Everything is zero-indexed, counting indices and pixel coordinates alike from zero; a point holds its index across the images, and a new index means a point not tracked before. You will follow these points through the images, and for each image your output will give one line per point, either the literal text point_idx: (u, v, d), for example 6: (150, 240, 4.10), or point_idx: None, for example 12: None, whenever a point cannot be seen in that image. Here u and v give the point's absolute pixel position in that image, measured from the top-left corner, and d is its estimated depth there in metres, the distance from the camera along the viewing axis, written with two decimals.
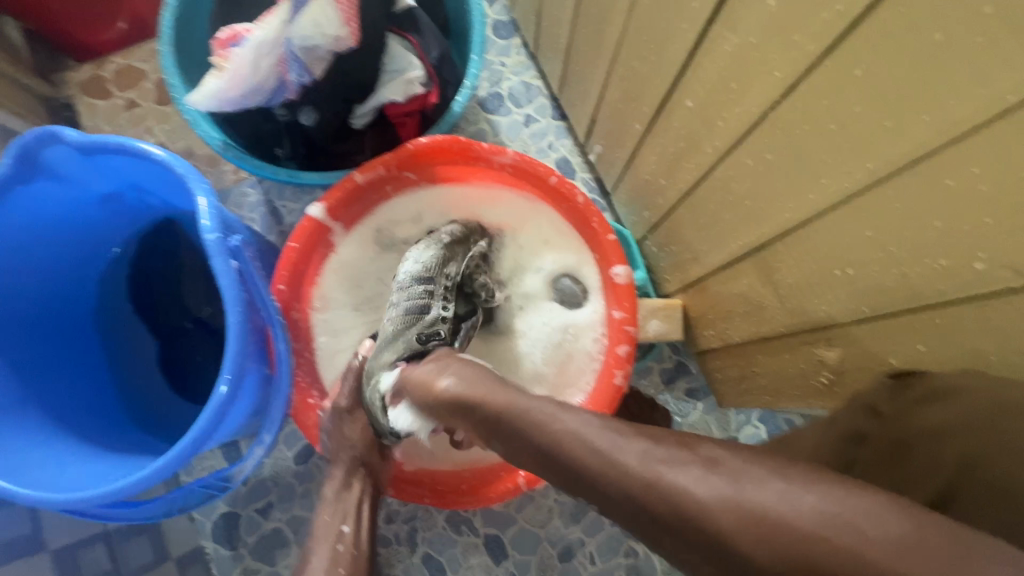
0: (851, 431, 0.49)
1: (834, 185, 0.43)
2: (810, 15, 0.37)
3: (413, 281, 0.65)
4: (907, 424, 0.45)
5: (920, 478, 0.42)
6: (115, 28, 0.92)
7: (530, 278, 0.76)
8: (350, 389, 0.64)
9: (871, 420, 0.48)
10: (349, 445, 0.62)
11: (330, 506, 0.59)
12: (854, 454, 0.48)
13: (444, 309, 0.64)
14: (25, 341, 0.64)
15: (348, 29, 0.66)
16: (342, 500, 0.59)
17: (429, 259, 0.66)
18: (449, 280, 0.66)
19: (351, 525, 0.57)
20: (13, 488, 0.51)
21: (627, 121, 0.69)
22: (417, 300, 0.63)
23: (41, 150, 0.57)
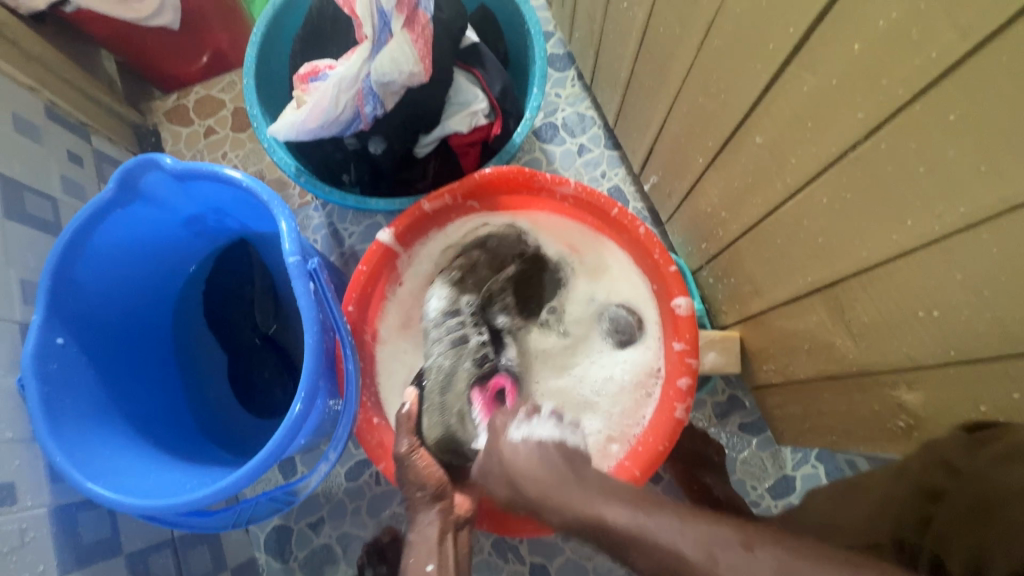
0: (929, 490, 0.47)
1: (919, 227, 0.42)
2: (900, 61, 0.38)
3: (444, 317, 0.72)
4: (985, 482, 0.43)
5: (997, 541, 0.40)
6: (199, 63, 0.98)
7: (584, 309, 0.77)
8: (406, 437, 0.64)
9: (946, 478, 0.46)
10: (422, 484, 0.61)
11: (413, 549, 0.56)
12: (928, 513, 0.46)
13: (480, 335, 0.72)
14: (113, 353, 0.68)
15: (422, 65, 0.70)
16: (425, 538, 0.56)
17: (449, 294, 0.74)
18: (472, 308, 0.73)
19: (434, 564, 0.54)
20: (106, 494, 0.54)
21: (689, 155, 0.70)
22: (454, 333, 0.71)
23: (142, 176, 0.62)
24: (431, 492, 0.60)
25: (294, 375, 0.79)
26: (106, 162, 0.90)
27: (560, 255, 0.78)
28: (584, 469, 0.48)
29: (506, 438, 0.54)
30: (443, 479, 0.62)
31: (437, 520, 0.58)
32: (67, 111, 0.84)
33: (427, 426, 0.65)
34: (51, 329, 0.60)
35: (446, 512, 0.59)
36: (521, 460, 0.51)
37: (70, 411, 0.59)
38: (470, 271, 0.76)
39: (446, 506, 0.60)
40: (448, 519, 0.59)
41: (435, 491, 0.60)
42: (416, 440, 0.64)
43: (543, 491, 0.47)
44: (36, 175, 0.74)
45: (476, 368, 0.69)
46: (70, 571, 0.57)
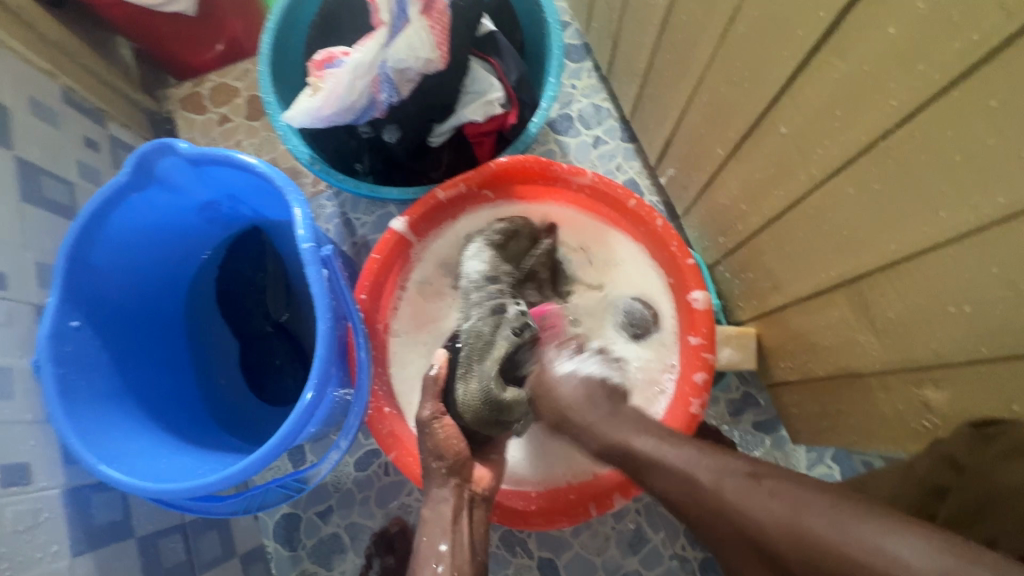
0: (931, 484, 0.50)
1: (953, 219, 0.41)
2: (939, 45, 0.36)
3: (483, 281, 0.71)
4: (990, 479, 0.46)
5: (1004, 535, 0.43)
6: (214, 50, 0.98)
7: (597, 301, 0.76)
8: (429, 402, 0.63)
9: (948, 475, 0.49)
10: (439, 455, 0.60)
11: (427, 525, 0.55)
12: (935, 506, 0.49)
13: (518, 304, 0.69)
14: (127, 337, 0.69)
15: (439, 53, 0.69)
16: (438, 517, 0.55)
17: (490, 258, 0.72)
18: (512, 277, 0.73)
19: (448, 543, 0.53)
20: (119, 476, 0.54)
21: (708, 146, 0.69)
22: (493, 299, 0.70)
23: (158, 159, 0.62)
24: (449, 468, 0.59)
25: (305, 363, 0.79)
26: (121, 148, 0.90)
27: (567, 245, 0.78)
28: (620, 406, 0.55)
29: (556, 367, 0.60)
30: (461, 455, 0.61)
31: (451, 498, 0.58)
32: (84, 96, 0.84)
33: (460, 395, 0.64)
34: (66, 311, 0.60)
35: (462, 491, 0.59)
36: (569, 390, 0.57)
37: (85, 394, 0.60)
38: (511, 237, 0.74)
39: (461, 487, 0.59)
40: (464, 500, 0.58)
41: (452, 472, 0.59)
42: (439, 404, 0.63)
43: (587, 418, 0.54)
44: (52, 159, 0.74)
45: (514, 335, 0.66)
46: (82, 552, 0.57)
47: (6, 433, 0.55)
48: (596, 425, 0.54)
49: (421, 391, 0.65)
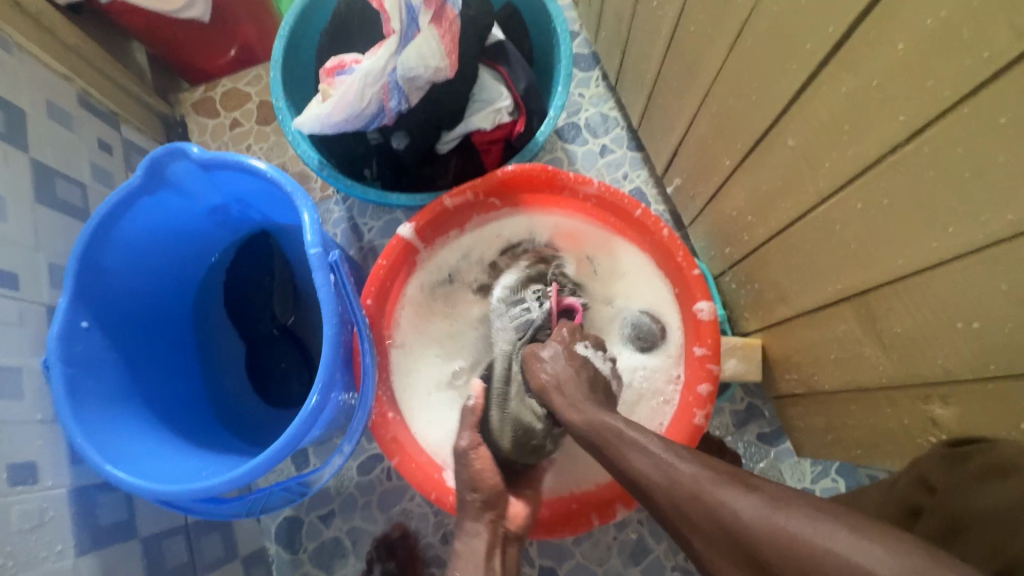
0: (908, 505, 0.48)
1: (962, 235, 0.41)
2: (949, 61, 0.36)
3: (507, 305, 0.74)
4: (962, 497, 0.44)
5: (969, 548, 0.41)
6: (227, 56, 0.99)
7: (604, 311, 0.76)
8: (467, 431, 0.63)
9: (926, 495, 0.47)
10: (473, 487, 0.58)
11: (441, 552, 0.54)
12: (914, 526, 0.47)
13: (537, 306, 0.73)
14: (136, 339, 0.69)
15: (448, 61, 0.70)
16: (472, 553, 0.53)
17: (513, 282, 0.75)
18: (537, 290, 0.74)
19: (456, 568, 0.52)
20: (126, 477, 0.55)
21: (715, 157, 0.69)
22: (518, 317, 0.72)
23: (169, 163, 0.62)
24: (479, 502, 0.58)
25: (310, 367, 0.79)
26: (134, 151, 0.91)
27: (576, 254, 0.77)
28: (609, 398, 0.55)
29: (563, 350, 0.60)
30: (497, 489, 0.59)
31: (484, 533, 0.56)
32: (99, 99, 0.86)
33: (494, 424, 0.65)
34: (76, 312, 0.61)
35: (495, 523, 0.57)
36: (555, 373, 0.58)
37: (93, 394, 0.60)
38: (539, 262, 0.76)
39: (495, 522, 0.58)
40: (497, 536, 0.56)
41: (484, 505, 0.57)
42: (478, 442, 0.62)
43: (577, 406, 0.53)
44: (67, 162, 0.75)
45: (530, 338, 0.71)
46: (86, 552, 0.58)
47: (15, 432, 0.55)
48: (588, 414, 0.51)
49: (461, 423, 0.64)
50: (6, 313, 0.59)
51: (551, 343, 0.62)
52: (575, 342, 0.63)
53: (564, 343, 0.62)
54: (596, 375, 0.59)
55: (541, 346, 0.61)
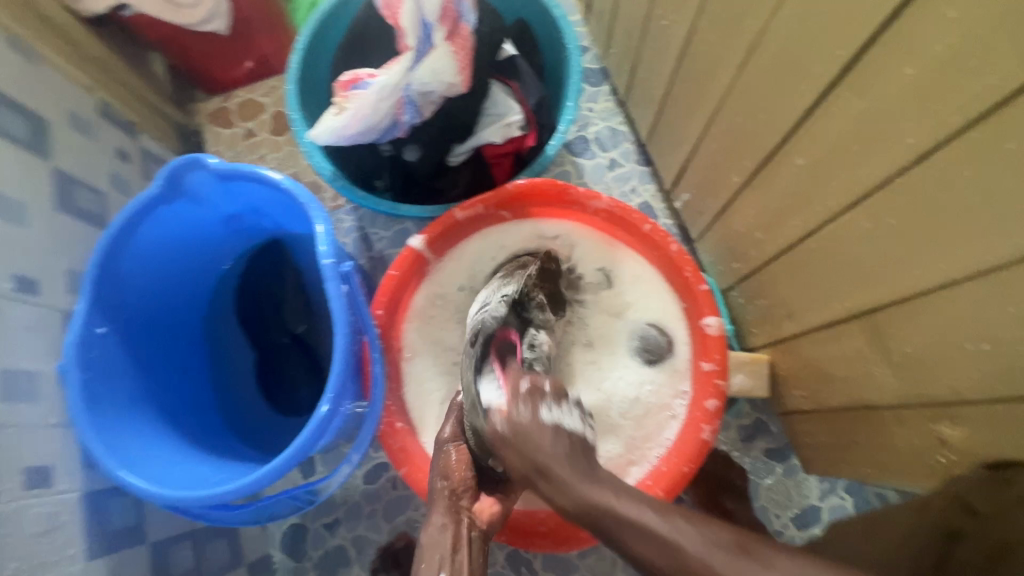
0: (944, 527, 0.51)
1: (971, 257, 0.41)
2: (958, 87, 0.37)
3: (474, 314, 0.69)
4: (1006, 525, 0.47)
5: None
6: (242, 67, 1.01)
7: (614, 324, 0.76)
8: (450, 423, 0.65)
9: (966, 519, 0.50)
10: (444, 475, 0.61)
11: (425, 551, 0.54)
12: (948, 552, 0.50)
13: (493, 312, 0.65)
14: (149, 345, 0.70)
15: (461, 76, 0.72)
16: (438, 542, 0.54)
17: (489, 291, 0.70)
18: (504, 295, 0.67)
19: (449, 572, 0.52)
20: (138, 483, 0.55)
21: (724, 173, 0.69)
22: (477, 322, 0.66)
23: (187, 174, 0.64)
24: (448, 491, 0.59)
25: (319, 375, 0.80)
26: (151, 160, 0.93)
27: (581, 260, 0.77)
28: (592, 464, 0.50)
29: (534, 414, 0.52)
30: (465, 477, 0.61)
31: (450, 524, 0.56)
32: (118, 109, 0.88)
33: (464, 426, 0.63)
34: (92, 318, 0.62)
35: (458, 512, 0.58)
36: (546, 442, 0.50)
37: (107, 399, 0.61)
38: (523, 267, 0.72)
39: (460, 515, 0.58)
40: (460, 529, 0.56)
41: (450, 497, 0.59)
42: (457, 444, 0.63)
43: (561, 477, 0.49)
44: (86, 170, 0.77)
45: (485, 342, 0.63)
46: (96, 557, 0.58)
47: (31, 436, 0.56)
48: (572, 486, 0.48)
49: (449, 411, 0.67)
50: (26, 319, 0.60)
51: (521, 398, 0.54)
52: (542, 406, 0.53)
53: (533, 404, 0.53)
54: (573, 440, 0.51)
55: (508, 407, 0.53)
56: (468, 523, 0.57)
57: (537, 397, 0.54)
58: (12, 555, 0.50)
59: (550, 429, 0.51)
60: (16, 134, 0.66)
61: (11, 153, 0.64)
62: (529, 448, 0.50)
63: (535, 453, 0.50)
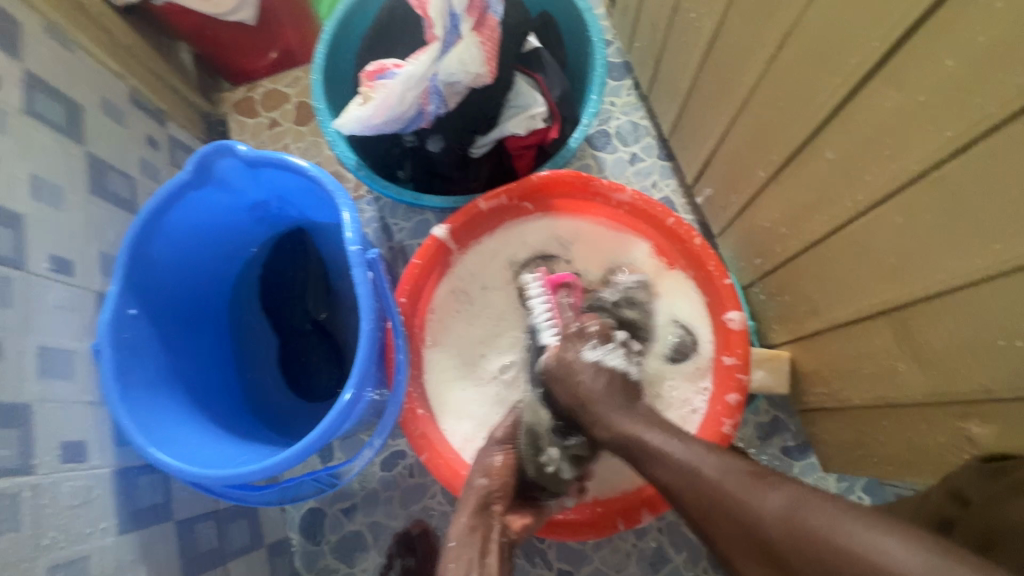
0: (939, 516, 0.51)
1: (1008, 252, 0.41)
2: (1000, 79, 0.37)
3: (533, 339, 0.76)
4: (999, 511, 0.46)
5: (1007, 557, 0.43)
6: (267, 58, 1.02)
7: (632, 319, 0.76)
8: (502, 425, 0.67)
9: (958, 509, 0.49)
10: (485, 474, 0.62)
11: (454, 552, 0.54)
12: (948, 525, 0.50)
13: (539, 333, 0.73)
14: (177, 327, 0.72)
15: (487, 67, 0.72)
16: (469, 543, 0.55)
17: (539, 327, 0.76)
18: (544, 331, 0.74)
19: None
20: (169, 460, 0.57)
21: (749, 169, 0.69)
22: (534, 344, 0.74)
23: (217, 160, 0.65)
24: (484, 491, 0.61)
25: (341, 362, 0.80)
26: (178, 147, 0.94)
27: (608, 255, 0.78)
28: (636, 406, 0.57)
29: (579, 351, 0.63)
30: (505, 482, 0.62)
31: (476, 526, 0.57)
32: (148, 97, 0.89)
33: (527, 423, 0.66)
34: (125, 300, 0.63)
35: (490, 518, 0.59)
36: (591, 380, 0.60)
37: (137, 379, 0.63)
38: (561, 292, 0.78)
39: (494, 520, 0.59)
40: (490, 531, 0.57)
41: (483, 498, 0.60)
42: (509, 449, 0.65)
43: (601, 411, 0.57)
44: (117, 156, 0.78)
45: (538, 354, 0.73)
46: (127, 531, 0.60)
47: (66, 412, 0.58)
48: (609, 419, 0.56)
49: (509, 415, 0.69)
50: (61, 298, 0.61)
51: (575, 340, 0.65)
52: (589, 347, 0.63)
53: (580, 344, 0.64)
54: (614, 373, 0.60)
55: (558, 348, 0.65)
56: (501, 528, 0.59)
57: (585, 339, 0.64)
58: (49, 526, 0.52)
59: (592, 367, 0.61)
60: (52, 119, 0.67)
61: (47, 137, 0.66)
62: (577, 387, 0.60)
63: (579, 382, 0.60)
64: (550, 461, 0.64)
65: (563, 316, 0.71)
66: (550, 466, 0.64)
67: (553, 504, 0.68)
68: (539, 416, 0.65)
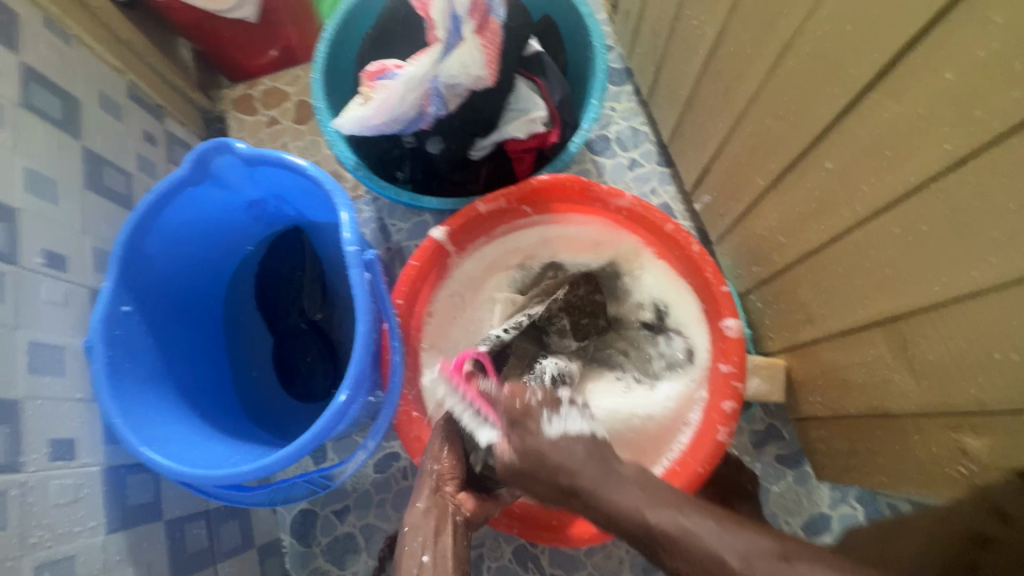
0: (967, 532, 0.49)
1: (1004, 265, 0.41)
2: (1000, 93, 0.37)
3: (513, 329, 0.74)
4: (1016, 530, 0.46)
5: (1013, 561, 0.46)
6: (268, 56, 1.02)
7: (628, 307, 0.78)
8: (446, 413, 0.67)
9: (995, 525, 0.48)
10: (434, 459, 0.63)
11: (414, 533, 0.57)
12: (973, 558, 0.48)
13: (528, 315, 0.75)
14: (170, 325, 0.71)
15: (489, 70, 0.72)
16: (421, 524, 0.57)
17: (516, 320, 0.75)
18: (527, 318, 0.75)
19: (430, 556, 0.55)
20: (159, 460, 0.56)
21: (748, 177, 0.69)
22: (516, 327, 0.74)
23: (214, 157, 0.64)
24: (436, 475, 0.62)
25: (336, 363, 0.80)
26: (176, 143, 0.94)
27: (593, 251, 0.79)
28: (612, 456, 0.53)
29: (539, 430, 0.55)
30: (454, 468, 0.63)
31: (432, 508, 0.59)
32: (146, 92, 0.89)
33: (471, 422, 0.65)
34: (118, 297, 0.63)
35: (442, 500, 0.60)
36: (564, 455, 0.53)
37: (129, 376, 0.62)
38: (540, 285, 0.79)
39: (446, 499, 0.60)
40: (444, 512, 0.58)
41: (433, 482, 0.61)
42: (453, 439, 0.64)
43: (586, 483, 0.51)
44: (115, 151, 0.78)
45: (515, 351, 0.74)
46: (116, 530, 0.59)
47: (55, 409, 0.57)
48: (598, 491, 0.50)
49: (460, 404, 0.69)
50: (54, 293, 0.61)
51: (539, 407, 0.56)
52: (554, 417, 0.56)
53: (535, 424, 0.55)
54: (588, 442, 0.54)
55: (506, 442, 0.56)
56: (455, 507, 0.59)
57: (525, 427, 0.55)
58: (37, 525, 0.52)
59: (561, 442, 0.54)
60: (50, 113, 0.67)
61: (43, 130, 0.65)
62: (554, 467, 0.52)
63: (559, 466, 0.52)
64: (489, 446, 0.65)
65: (501, 397, 0.58)
66: (488, 451, 0.65)
67: (506, 492, 0.66)
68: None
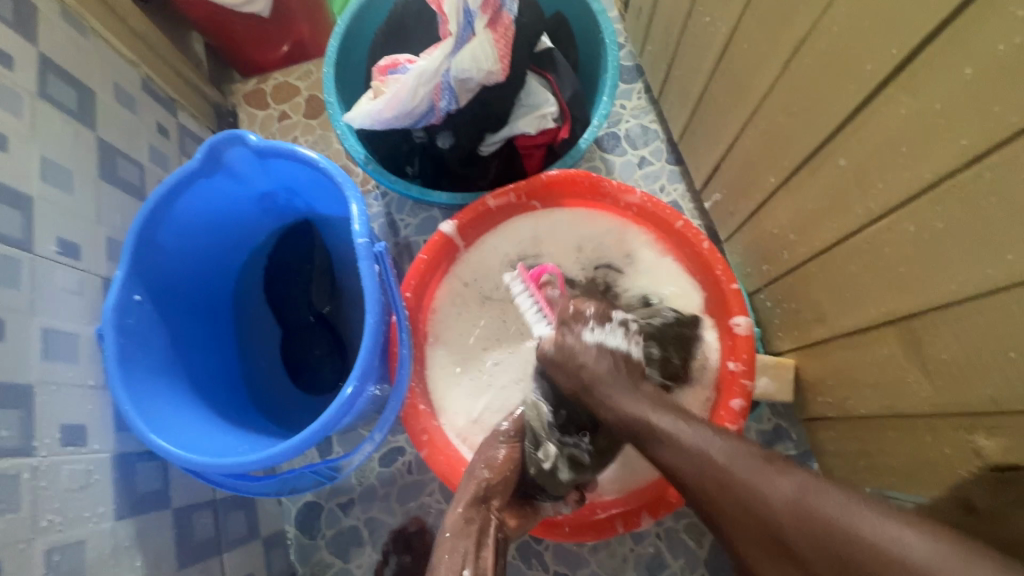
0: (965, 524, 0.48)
1: (1021, 262, 0.41)
2: (1019, 88, 0.37)
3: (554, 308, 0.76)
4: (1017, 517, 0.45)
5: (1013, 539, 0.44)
6: (280, 51, 1.02)
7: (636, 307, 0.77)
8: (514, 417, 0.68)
9: (988, 513, 0.47)
10: (487, 464, 0.63)
11: (447, 544, 0.54)
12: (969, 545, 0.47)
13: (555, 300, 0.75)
14: (180, 315, 0.72)
15: (500, 64, 0.71)
16: (464, 534, 0.55)
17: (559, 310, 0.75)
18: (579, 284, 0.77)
19: (470, 570, 0.51)
20: (169, 448, 0.56)
21: (759, 175, 0.69)
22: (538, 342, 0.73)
23: (227, 148, 0.65)
24: (483, 483, 0.62)
25: (343, 356, 0.80)
26: (188, 136, 0.95)
27: (597, 249, 0.79)
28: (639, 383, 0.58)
29: (579, 332, 0.63)
30: (505, 476, 0.63)
31: (472, 518, 0.58)
32: (160, 85, 0.89)
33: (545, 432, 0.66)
34: (130, 285, 0.63)
35: (485, 511, 0.59)
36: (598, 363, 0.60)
37: (139, 364, 0.62)
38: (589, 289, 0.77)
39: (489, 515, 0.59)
40: (485, 525, 0.58)
41: (480, 491, 0.61)
42: (514, 444, 0.66)
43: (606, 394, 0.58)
44: (128, 143, 0.78)
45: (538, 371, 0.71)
46: (124, 517, 0.60)
47: (67, 396, 0.58)
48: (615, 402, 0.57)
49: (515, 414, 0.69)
50: (68, 282, 0.61)
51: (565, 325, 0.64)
52: (586, 329, 0.63)
53: (579, 326, 0.64)
54: (616, 355, 0.61)
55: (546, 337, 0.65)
56: (496, 523, 0.59)
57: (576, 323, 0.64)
58: (47, 510, 0.52)
59: (594, 349, 0.61)
60: (64, 103, 0.67)
61: (59, 120, 0.66)
62: (591, 385, 0.59)
63: (584, 364, 0.60)
64: (548, 457, 0.65)
65: (552, 303, 0.69)
66: (548, 462, 0.64)
67: (548, 507, 0.66)
68: (536, 413, 0.67)
